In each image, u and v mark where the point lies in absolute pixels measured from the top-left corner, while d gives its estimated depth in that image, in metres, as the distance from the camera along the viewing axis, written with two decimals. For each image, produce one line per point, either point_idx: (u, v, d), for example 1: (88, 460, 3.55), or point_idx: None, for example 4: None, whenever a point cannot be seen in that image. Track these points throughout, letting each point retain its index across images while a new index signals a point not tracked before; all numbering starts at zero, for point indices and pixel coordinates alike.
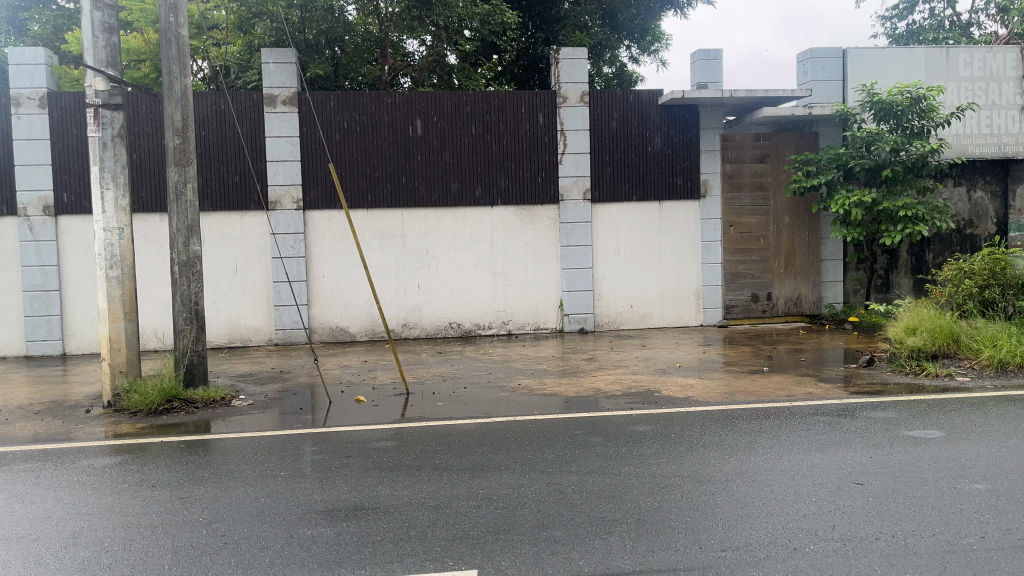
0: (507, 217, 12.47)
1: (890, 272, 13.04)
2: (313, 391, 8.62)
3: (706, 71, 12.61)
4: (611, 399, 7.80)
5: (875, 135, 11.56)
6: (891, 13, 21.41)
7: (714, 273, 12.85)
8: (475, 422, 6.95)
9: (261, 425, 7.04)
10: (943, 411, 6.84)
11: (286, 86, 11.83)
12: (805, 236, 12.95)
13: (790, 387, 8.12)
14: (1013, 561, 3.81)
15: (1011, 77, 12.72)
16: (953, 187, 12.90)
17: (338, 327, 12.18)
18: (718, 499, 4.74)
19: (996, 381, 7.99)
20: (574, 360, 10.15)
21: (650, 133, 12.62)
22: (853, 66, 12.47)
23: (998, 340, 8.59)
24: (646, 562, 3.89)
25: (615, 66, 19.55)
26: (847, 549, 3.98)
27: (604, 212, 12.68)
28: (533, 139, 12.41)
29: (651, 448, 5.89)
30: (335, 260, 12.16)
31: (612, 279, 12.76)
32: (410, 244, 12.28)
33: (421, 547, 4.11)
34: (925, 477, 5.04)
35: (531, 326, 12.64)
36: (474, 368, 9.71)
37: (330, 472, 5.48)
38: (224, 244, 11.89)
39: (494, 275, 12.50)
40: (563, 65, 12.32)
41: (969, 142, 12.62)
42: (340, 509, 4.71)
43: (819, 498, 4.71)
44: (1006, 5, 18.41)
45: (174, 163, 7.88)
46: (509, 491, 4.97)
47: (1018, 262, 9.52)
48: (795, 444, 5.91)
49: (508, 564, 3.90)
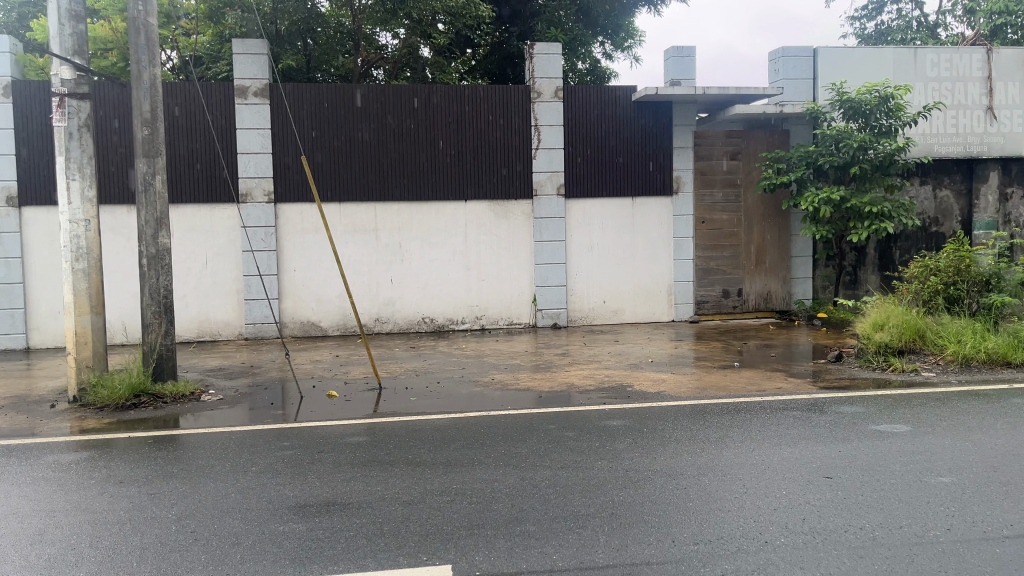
0: (481, 211, 12.46)
1: (858, 269, 13.23)
2: (284, 385, 8.55)
3: (679, 68, 12.69)
4: (584, 394, 7.84)
5: (844, 134, 11.71)
6: (861, 12, 21.64)
7: (686, 269, 12.95)
8: (449, 417, 6.93)
9: (231, 420, 6.96)
10: (910, 405, 6.95)
11: (257, 77, 11.68)
12: (776, 233, 13.11)
13: (760, 382, 8.21)
14: (978, 553, 3.89)
15: (975, 78, 12.94)
16: (919, 186, 13.10)
17: (310, 321, 12.09)
18: (690, 492, 4.79)
19: (960, 376, 8.17)
20: (547, 355, 10.17)
21: (623, 130, 12.66)
22: (823, 65, 12.62)
23: (963, 336, 8.77)
24: (621, 556, 3.90)
25: (588, 63, 19.36)
26: (817, 542, 4.03)
27: (578, 208, 12.72)
28: (507, 137, 12.39)
29: (624, 443, 5.93)
30: (307, 254, 12.07)
31: (585, 274, 12.80)
32: (383, 237, 12.21)
33: (392, 544, 4.08)
34: (893, 471, 5.13)
35: (504, 321, 12.65)
36: (446, 363, 9.68)
37: (302, 468, 5.43)
38: (193, 237, 11.72)
39: (468, 269, 12.48)
40: (537, 60, 12.31)
41: (936, 141, 12.81)
42: (312, 505, 4.68)
43: (790, 492, 4.77)
44: (972, 6, 18.72)
45: (142, 154, 7.75)
46: (482, 487, 4.97)
47: (983, 259, 9.70)
48: (767, 438, 5.98)
49: (482, 559, 3.89)
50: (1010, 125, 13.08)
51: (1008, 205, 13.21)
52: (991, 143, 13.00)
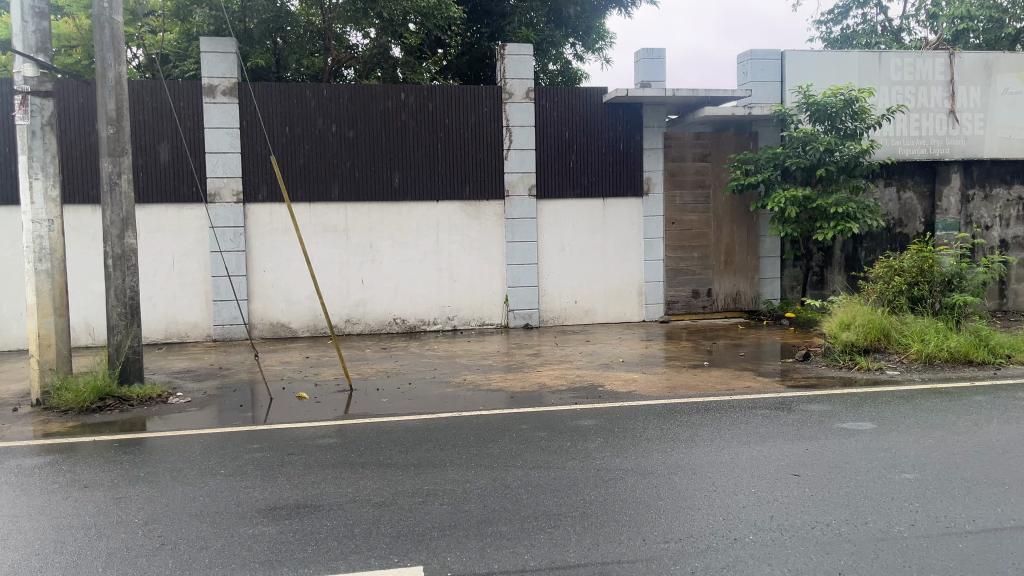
0: (453, 211, 12.44)
1: (824, 269, 13.38)
2: (253, 387, 8.47)
3: (649, 70, 12.78)
4: (556, 394, 7.86)
5: (810, 136, 11.88)
6: (828, 16, 21.96)
7: (656, 269, 13.05)
8: (420, 418, 6.93)
9: (199, 423, 6.87)
10: (874, 403, 7.07)
11: (226, 76, 11.56)
12: (744, 234, 13.25)
13: (729, 381, 8.31)
14: (941, 548, 3.97)
15: (937, 82, 13.21)
16: (884, 187, 13.28)
17: (279, 322, 11.99)
18: (660, 491, 4.82)
19: (923, 374, 8.31)
20: (519, 355, 10.19)
21: (593, 132, 12.73)
22: (790, 67, 12.79)
23: (926, 335, 8.93)
24: (592, 556, 3.92)
25: (559, 64, 19.48)
26: (785, 539, 4.09)
27: (549, 208, 12.75)
28: (478, 137, 12.39)
29: (595, 442, 5.97)
30: (277, 254, 11.96)
31: (557, 274, 12.84)
32: (354, 237, 12.15)
33: (365, 545, 4.07)
34: (859, 468, 5.21)
35: (476, 322, 12.64)
36: (418, 364, 9.68)
37: (272, 470, 5.40)
38: (160, 237, 11.57)
39: (440, 269, 12.45)
40: (509, 61, 12.33)
41: (900, 143, 13.09)
42: (283, 507, 4.64)
43: (759, 489, 4.83)
44: (935, 12, 19.06)
45: (107, 153, 7.63)
46: (454, 487, 4.97)
47: (945, 259, 9.88)
48: (735, 436, 6.05)
49: (454, 560, 3.89)
50: (971, 128, 13.33)
51: (969, 207, 13.24)
52: (953, 146, 13.29)
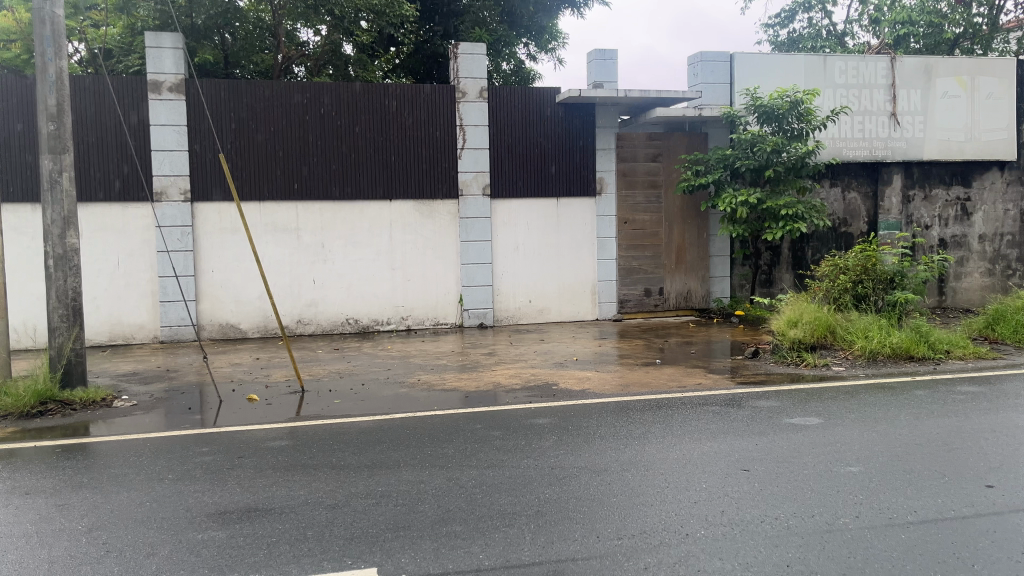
0: (406, 210, 12.36)
1: (773, 268, 13.63)
2: (202, 389, 8.31)
3: (601, 71, 12.88)
4: (510, 393, 7.87)
5: (758, 137, 12.11)
6: (774, 20, 22.37)
7: (609, 268, 13.15)
8: (374, 419, 6.88)
9: (146, 427, 6.72)
10: (822, 399, 7.24)
11: (172, 72, 11.32)
12: (695, 234, 13.43)
13: (681, 378, 8.42)
14: (884, 539, 4.08)
15: (881, 85, 13.46)
16: (829, 188, 13.63)
17: (229, 324, 11.78)
18: (613, 488, 4.87)
19: (867, 370, 8.55)
20: (473, 354, 10.17)
21: (545, 131, 12.77)
22: (739, 69, 12.99)
23: (870, 331, 9.18)
24: (546, 554, 3.94)
25: (513, 63, 19.43)
26: (735, 533, 4.16)
27: (503, 207, 12.75)
28: (431, 137, 12.34)
29: (549, 440, 6.00)
30: (226, 254, 11.75)
31: (511, 274, 12.86)
32: (305, 237, 12.01)
33: (318, 548, 4.03)
34: (805, 462, 5.33)
35: (431, 322, 12.59)
36: (372, 364, 9.61)
37: (222, 473, 5.31)
38: (104, 237, 11.27)
39: (393, 269, 12.37)
40: (462, 60, 12.32)
41: (844, 144, 13.29)
42: (233, 511, 4.57)
43: (710, 485, 4.91)
44: (877, 17, 19.61)
45: (48, 150, 7.41)
46: (408, 487, 4.95)
47: (887, 257, 10.14)
48: (686, 433, 6.14)
49: (409, 561, 3.87)
50: (912, 130, 13.59)
51: (910, 207, 13.81)
52: (894, 147, 13.52)
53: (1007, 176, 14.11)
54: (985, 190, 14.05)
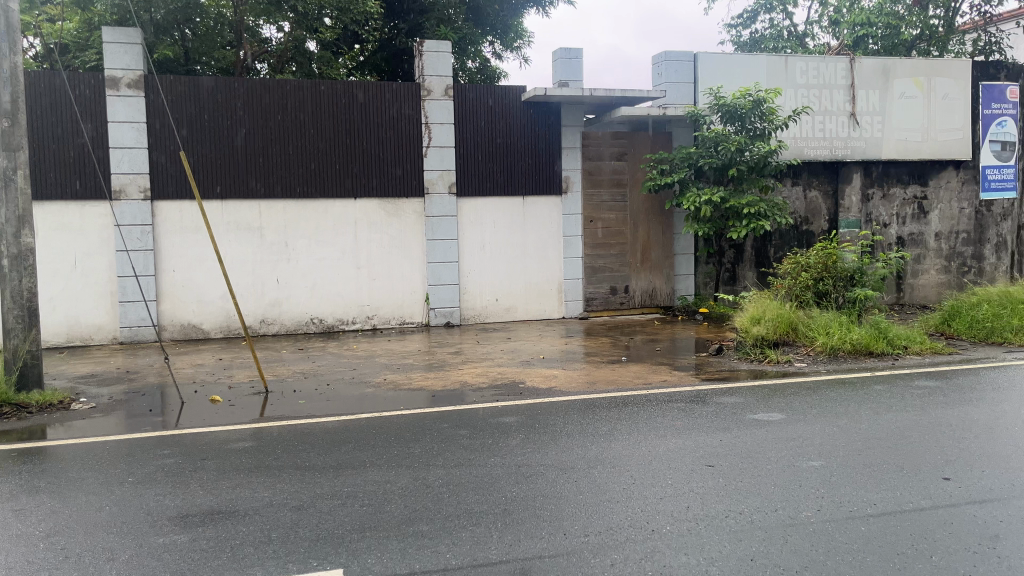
0: (371, 209, 12.28)
1: (736, 266, 13.79)
2: (163, 391, 8.17)
3: (567, 69, 12.91)
4: (477, 392, 7.86)
5: (722, 136, 12.25)
6: (737, 21, 22.62)
7: (575, 266, 13.20)
8: (339, 419, 6.81)
9: (105, 429, 6.59)
10: (784, 395, 7.35)
11: (131, 68, 11.11)
12: (660, 232, 13.53)
13: (647, 375, 8.49)
14: (845, 532, 4.15)
15: (841, 85, 13.68)
16: (791, 186, 13.83)
17: (191, 324, 11.60)
18: (580, 485, 4.89)
19: (828, 366, 8.70)
20: (439, 354, 10.13)
21: (511, 130, 12.76)
22: (702, 69, 13.11)
23: (831, 328, 9.35)
24: (514, 552, 3.94)
25: (478, 61, 19.28)
26: (700, 528, 4.21)
27: (469, 206, 12.73)
28: (396, 134, 12.27)
29: (517, 439, 6.00)
30: (187, 254, 11.57)
31: (477, 273, 12.84)
32: (269, 236, 11.87)
33: (283, 550, 3.99)
34: (768, 457, 5.41)
35: (397, 321, 12.52)
36: (337, 364, 9.53)
37: (183, 476, 5.22)
38: (60, 236, 11.02)
39: (358, 268, 12.28)
40: (427, 58, 12.26)
41: (806, 143, 13.48)
42: (196, 514, 4.50)
43: (676, 481, 4.95)
44: (837, 18, 19.96)
45: (2, 147, 7.23)
46: (375, 488, 4.92)
47: (847, 255, 10.31)
48: (652, 430, 6.18)
49: (376, 562, 3.85)
50: (871, 130, 13.85)
51: (869, 206, 14.08)
52: (854, 147, 13.77)
53: (962, 175, 14.43)
54: (941, 188, 14.37)
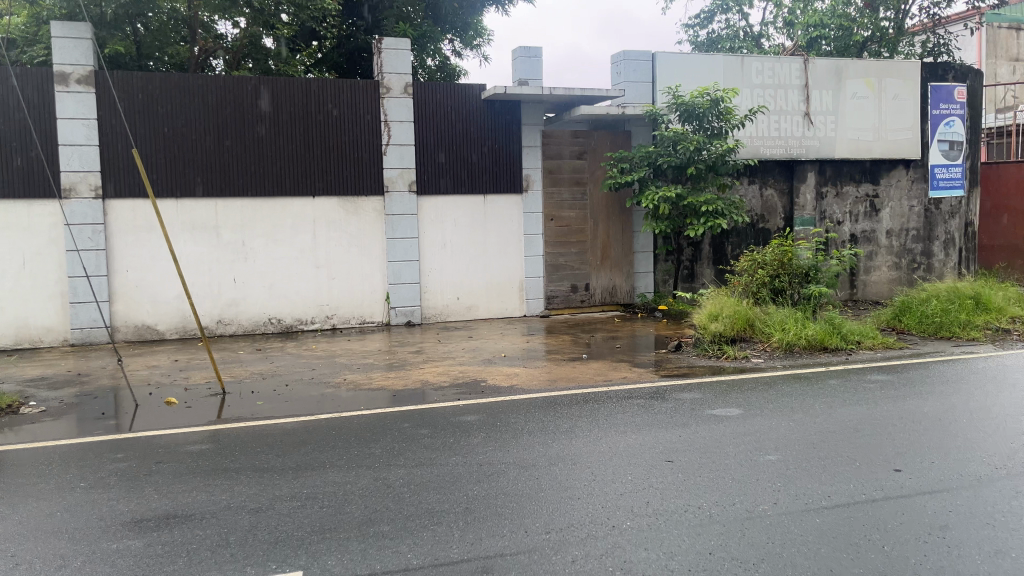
0: (330, 208, 12.16)
1: (695, 263, 13.94)
2: (117, 394, 7.99)
3: (527, 68, 12.93)
4: (438, 391, 7.83)
5: (680, 135, 12.39)
6: (694, 21, 22.87)
7: (536, 265, 13.23)
8: (298, 420, 6.73)
9: (56, 433, 6.44)
10: (742, 390, 7.46)
11: (81, 63, 10.86)
12: (620, 230, 13.63)
13: (607, 372, 8.55)
14: (801, 524, 4.23)
15: (796, 86, 13.91)
16: (748, 184, 14.03)
17: (145, 325, 11.37)
18: (541, 483, 4.91)
19: (784, 361, 8.84)
20: (400, 353, 10.07)
21: (471, 128, 12.74)
22: (661, 68, 13.24)
23: (787, 324, 9.51)
24: (475, 551, 3.94)
25: (438, 59, 19.26)
26: (659, 523, 4.25)
27: (429, 205, 12.68)
28: (355, 134, 12.17)
29: (478, 437, 5.99)
30: (141, 254, 11.34)
31: (438, 272, 12.80)
32: (225, 235, 11.69)
33: (241, 553, 3.94)
34: (726, 452, 5.48)
35: (356, 320, 12.42)
36: (296, 364, 9.42)
37: (137, 480, 5.12)
38: (7, 236, 10.72)
39: (317, 267, 12.15)
40: (386, 55, 12.18)
41: (762, 143, 13.69)
42: (150, 519, 4.42)
43: (636, 476, 5.00)
44: (791, 19, 20.29)
45: None
46: (334, 489, 4.87)
47: (803, 252, 10.50)
48: (612, 426, 6.23)
49: (336, 563, 3.82)
50: (825, 130, 14.13)
51: (823, 203, 14.34)
52: (808, 146, 14.02)
53: (912, 174, 14.78)
54: (892, 186, 14.69)
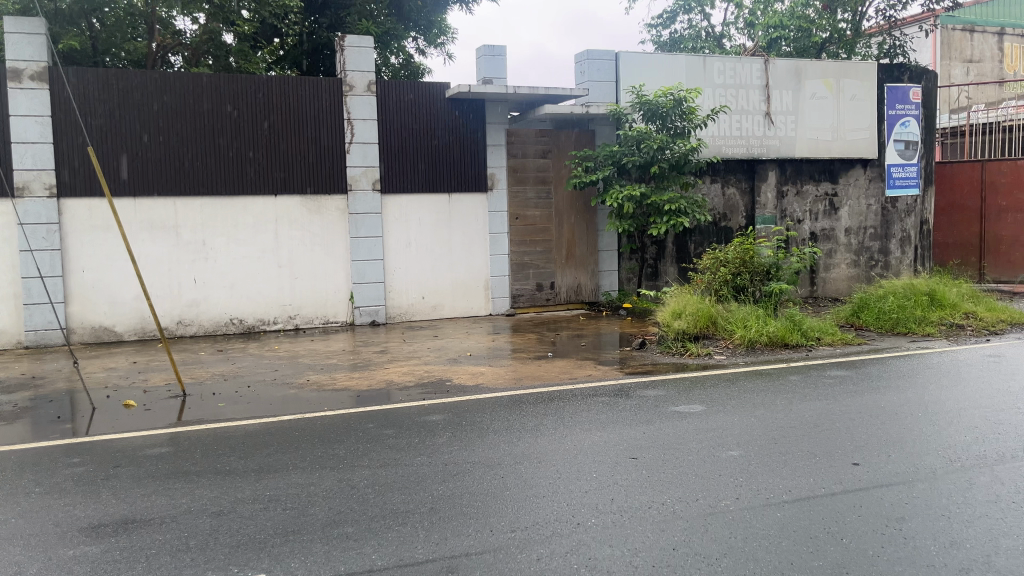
0: (292, 207, 12.03)
1: (658, 262, 14.05)
2: (73, 397, 7.82)
3: (491, 66, 12.91)
4: (403, 391, 7.78)
5: (644, 134, 12.49)
6: (657, 21, 23.03)
7: (501, 263, 13.23)
8: (260, 422, 6.65)
9: (10, 438, 6.28)
10: (705, 387, 7.54)
11: (34, 59, 10.60)
12: (584, 229, 13.68)
13: (572, 370, 8.58)
14: (762, 518, 4.28)
15: (757, 86, 14.08)
16: (710, 183, 14.18)
17: (102, 326, 11.15)
18: (506, 482, 4.91)
19: (746, 358, 8.96)
20: (365, 353, 10.00)
21: (434, 126, 12.69)
22: (624, 68, 13.31)
23: (748, 321, 9.64)
24: (440, 551, 3.92)
25: (402, 57, 19.18)
26: (624, 520, 4.28)
27: (394, 204, 12.61)
28: (317, 131, 12.05)
29: (444, 437, 5.98)
30: (97, 254, 11.11)
31: (402, 271, 12.73)
32: (185, 235, 11.51)
33: (202, 557, 3.88)
34: (690, 448, 5.53)
35: (320, 320, 12.31)
36: (258, 365, 9.31)
37: (94, 485, 5.01)
38: None
39: (279, 267, 12.02)
40: (349, 52, 12.07)
41: (724, 142, 13.84)
42: (108, 524, 4.33)
43: (600, 474, 5.02)
44: (751, 20, 20.55)
45: None
46: (297, 491, 4.82)
47: (764, 250, 10.63)
48: (578, 424, 6.25)
49: (299, 565, 3.78)
50: (785, 130, 14.32)
51: (783, 202, 14.54)
52: (769, 146, 14.21)
53: (869, 173, 15.06)
54: (850, 185, 14.95)
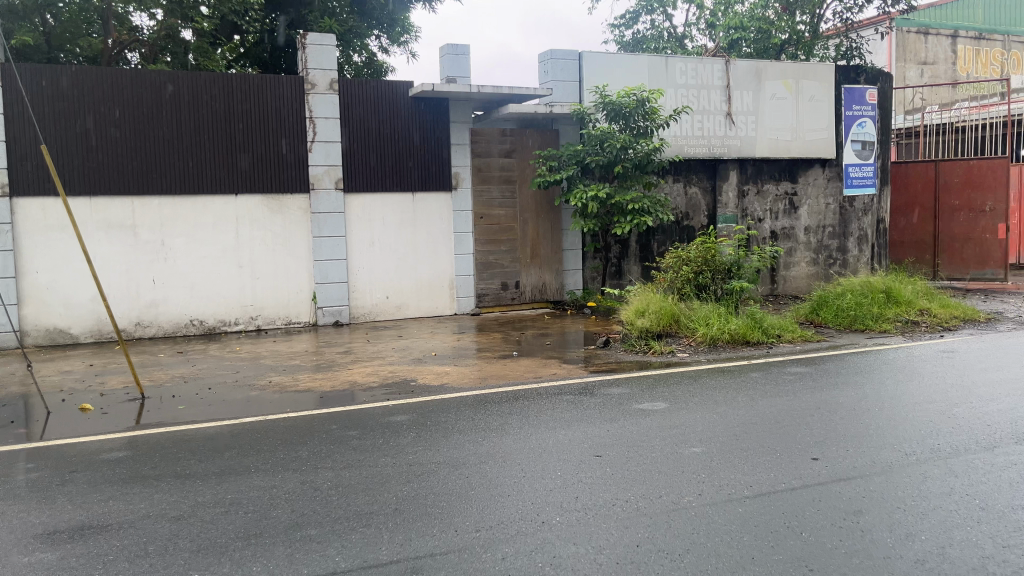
0: (253, 206, 11.88)
1: (622, 260, 14.15)
2: (27, 401, 7.63)
3: (455, 65, 12.88)
4: (367, 392, 7.73)
5: (607, 134, 12.57)
6: (620, 21, 23.16)
7: (466, 263, 13.21)
8: (221, 425, 6.56)
9: None
10: (668, 384, 7.61)
11: None
12: (549, 228, 13.71)
13: (537, 369, 8.60)
14: (723, 514, 4.34)
15: (718, 86, 14.24)
16: (672, 183, 14.33)
17: (57, 328, 10.91)
18: (471, 481, 4.90)
19: (708, 355, 9.06)
20: (328, 354, 9.91)
21: (397, 125, 12.62)
22: (587, 68, 13.38)
23: (710, 319, 9.75)
24: (404, 552, 3.91)
25: (364, 55, 19.04)
26: (588, 517, 4.30)
27: (357, 203, 12.51)
28: (279, 129, 11.92)
29: (409, 437, 5.95)
30: (52, 255, 10.86)
31: (366, 270, 12.64)
32: (143, 235, 11.30)
33: (161, 563, 3.81)
34: (653, 445, 5.58)
35: (282, 321, 12.17)
36: (219, 367, 9.18)
37: (49, 491, 4.90)
38: None
39: (240, 267, 11.87)
40: (310, 50, 11.97)
41: (686, 142, 13.98)
42: (63, 530, 4.23)
43: (564, 472, 5.04)
44: (712, 21, 20.74)
45: None
46: (260, 494, 4.76)
47: (725, 248, 10.76)
48: (542, 423, 6.26)
49: (260, 569, 3.74)
50: (745, 130, 14.51)
51: (744, 201, 14.73)
52: (730, 146, 14.39)
53: (828, 172, 15.33)
54: (809, 185, 15.21)
